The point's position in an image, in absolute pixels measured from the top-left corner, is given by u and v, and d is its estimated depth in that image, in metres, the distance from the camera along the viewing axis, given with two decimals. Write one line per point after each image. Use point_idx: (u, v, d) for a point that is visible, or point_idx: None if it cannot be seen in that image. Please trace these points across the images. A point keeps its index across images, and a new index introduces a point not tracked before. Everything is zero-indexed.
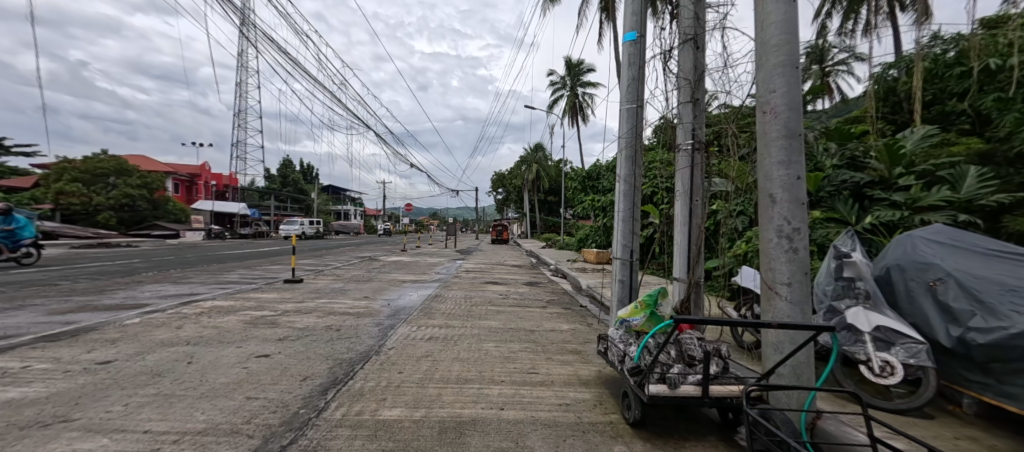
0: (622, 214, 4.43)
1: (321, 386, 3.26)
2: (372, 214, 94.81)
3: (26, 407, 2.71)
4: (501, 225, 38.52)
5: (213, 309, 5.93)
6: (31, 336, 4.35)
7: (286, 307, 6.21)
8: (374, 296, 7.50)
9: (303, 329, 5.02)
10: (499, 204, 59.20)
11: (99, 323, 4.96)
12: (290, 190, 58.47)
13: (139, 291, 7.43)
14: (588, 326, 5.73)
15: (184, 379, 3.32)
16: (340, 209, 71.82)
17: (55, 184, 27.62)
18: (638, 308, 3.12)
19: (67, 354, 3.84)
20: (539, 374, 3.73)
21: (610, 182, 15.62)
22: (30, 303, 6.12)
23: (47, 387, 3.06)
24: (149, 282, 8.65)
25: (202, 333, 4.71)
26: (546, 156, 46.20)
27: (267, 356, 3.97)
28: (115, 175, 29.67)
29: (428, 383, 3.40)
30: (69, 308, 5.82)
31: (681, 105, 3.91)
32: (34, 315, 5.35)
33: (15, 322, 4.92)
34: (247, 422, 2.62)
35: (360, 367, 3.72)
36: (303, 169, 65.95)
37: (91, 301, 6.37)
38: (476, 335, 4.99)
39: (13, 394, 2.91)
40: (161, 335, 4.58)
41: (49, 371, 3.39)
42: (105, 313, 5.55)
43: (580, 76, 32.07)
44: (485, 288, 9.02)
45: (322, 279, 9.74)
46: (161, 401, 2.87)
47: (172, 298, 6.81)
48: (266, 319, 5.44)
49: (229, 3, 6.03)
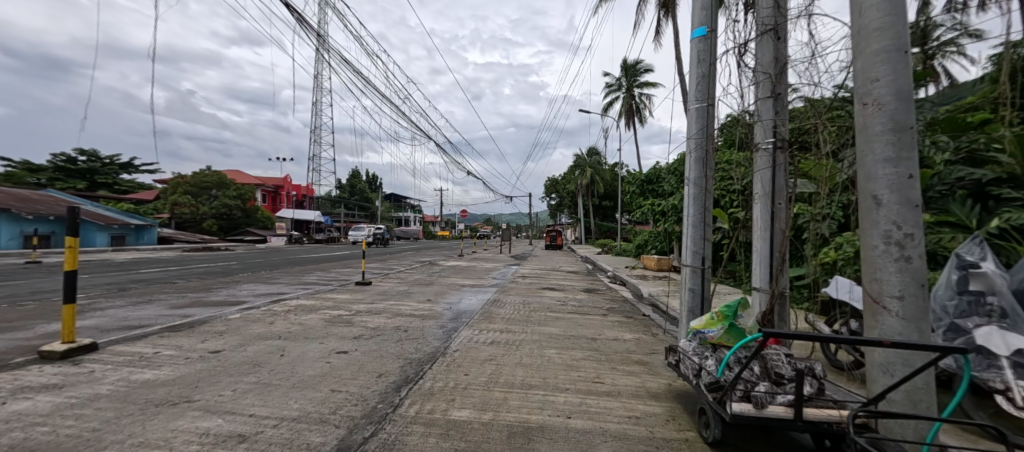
0: (691, 219, 4.20)
1: (395, 383, 3.45)
2: (427, 220, 98.70)
3: (159, 387, 3.19)
4: (554, 232, 38.25)
5: (298, 308, 6.54)
6: (158, 326, 5.10)
7: (359, 308, 6.69)
8: (436, 299, 7.81)
9: (375, 328, 5.37)
10: (551, 211, 59.21)
11: (209, 317, 5.71)
12: (357, 198, 63.22)
13: (237, 290, 8.43)
14: (652, 336, 5.49)
15: (276, 371, 3.67)
16: (400, 216, 76.14)
17: (171, 197, 32.40)
18: (714, 320, 2.93)
19: (186, 343, 4.45)
20: (604, 384, 3.62)
21: (670, 186, 14.92)
22: (156, 298, 7.21)
23: (173, 371, 3.57)
24: (244, 282, 9.78)
25: (289, 329, 5.21)
26: (599, 160, 45.48)
27: (346, 353, 4.29)
28: (216, 188, 33.95)
29: (494, 387, 3.45)
30: (184, 304, 6.75)
31: (759, 100, 3.64)
32: (160, 309, 6.29)
33: (147, 314, 5.83)
34: (333, 412, 2.85)
35: (429, 367, 3.88)
36: (369, 179, 71.10)
37: (200, 298, 7.34)
38: (537, 341, 4.99)
39: (150, 375, 3.44)
40: (257, 329, 5.15)
41: (173, 357, 3.95)
42: (212, 309, 6.35)
43: (637, 76, 31.17)
44: (542, 294, 9.01)
45: (388, 282, 10.34)
46: (261, 389, 3.22)
47: (263, 296, 7.65)
48: (341, 318, 5.89)
49: (311, 30, 6.69)
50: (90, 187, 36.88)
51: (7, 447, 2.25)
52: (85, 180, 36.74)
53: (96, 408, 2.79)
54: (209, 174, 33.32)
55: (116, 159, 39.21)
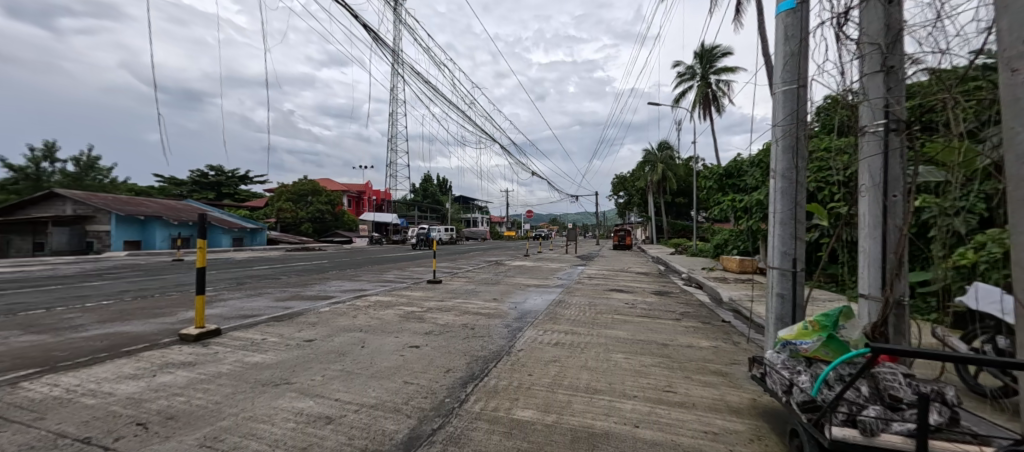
0: (779, 216, 3.75)
1: (461, 379, 3.58)
2: (495, 221, 101.55)
3: (265, 369, 3.69)
4: (623, 231, 36.85)
5: (377, 303, 7.12)
6: (266, 316, 5.92)
7: (430, 305, 7.08)
8: (502, 298, 7.98)
9: (444, 325, 5.64)
10: (619, 209, 57.11)
11: (305, 309, 6.47)
12: (429, 201, 67.13)
13: (327, 286, 9.45)
14: (733, 345, 5.00)
15: (358, 360, 4.03)
16: (468, 217, 79.29)
17: (277, 204, 37.50)
18: (808, 330, 2.58)
19: (286, 332, 5.10)
20: (677, 394, 3.38)
21: (755, 179, 13.49)
22: (264, 292, 8.38)
23: (276, 355, 4.11)
24: (332, 279, 10.92)
25: (369, 322, 5.70)
26: (672, 155, 42.81)
27: (417, 347, 4.57)
28: (312, 195, 38.45)
29: (557, 388, 3.42)
30: (286, 297, 7.75)
31: (864, 77, 3.12)
32: (267, 301, 7.29)
33: (258, 305, 6.79)
34: (406, 402, 3.05)
35: (494, 365, 3.96)
36: (440, 183, 75.19)
37: (298, 292, 8.35)
38: (604, 345, 4.83)
39: (259, 358, 4.00)
40: (343, 321, 5.71)
41: (277, 343, 4.55)
42: (307, 302, 7.20)
43: (713, 62, 28.76)
44: (609, 296, 8.72)
45: (457, 280, 10.81)
46: (345, 376, 3.56)
47: (349, 292, 8.47)
48: (414, 314, 6.30)
49: (386, 47, 7.26)
50: (217, 197, 44.12)
51: (156, 412, 2.80)
52: (215, 191, 44.08)
53: (218, 383, 3.32)
54: (306, 183, 37.88)
55: (236, 173, 46.35)
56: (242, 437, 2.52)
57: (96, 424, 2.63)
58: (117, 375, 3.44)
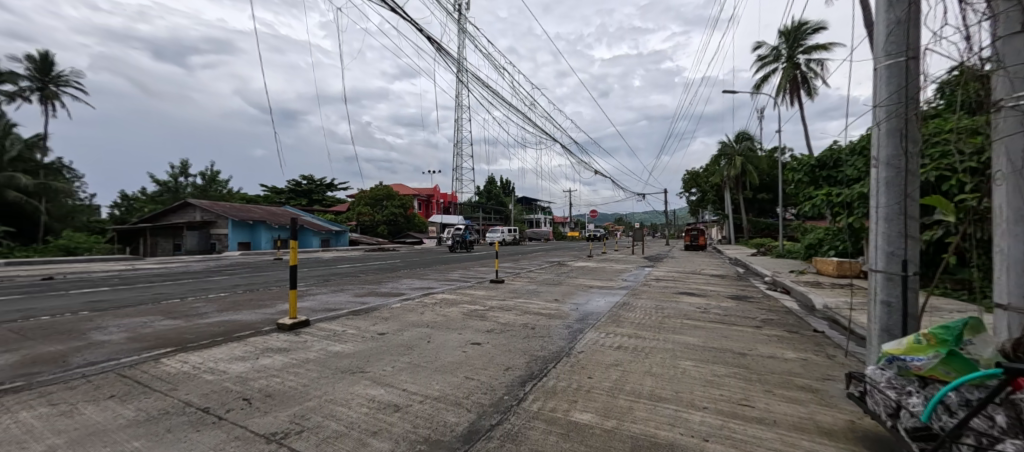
0: (883, 211, 3.21)
1: (520, 378, 3.62)
2: (558, 222, 101.05)
3: (344, 358, 4.08)
4: (696, 230, 34.37)
5: (442, 301, 7.49)
6: (347, 310, 6.55)
7: (492, 304, 7.27)
8: (563, 299, 7.91)
9: (505, 324, 5.75)
10: (692, 207, 53.37)
11: (379, 305, 7.03)
12: (493, 203, 68.86)
13: (399, 283, 10.17)
14: (827, 359, 4.39)
15: (424, 354, 4.28)
16: (531, 218, 79.97)
17: (358, 208, 41.27)
18: (922, 344, 2.15)
19: (363, 325, 5.59)
20: (754, 408, 3.06)
21: (856, 169, 11.75)
22: (346, 288, 9.28)
23: (354, 346, 4.52)
24: (404, 277, 11.73)
25: (435, 319, 6.01)
26: (752, 146, 38.95)
27: (479, 344, 4.71)
28: (387, 199, 41.70)
29: (618, 393, 3.29)
30: (364, 293, 8.49)
31: (999, 41, 2.53)
32: (348, 296, 8.06)
33: (340, 300, 7.53)
34: (467, 397, 3.17)
35: (553, 366, 3.95)
36: (503, 185, 76.77)
37: (374, 289, 9.11)
38: (670, 351, 4.55)
39: (339, 348, 4.43)
40: (412, 317, 6.10)
41: (355, 335, 5.01)
42: (381, 298, 7.81)
43: (802, 40, 25.64)
44: (679, 299, 8.19)
45: (519, 280, 10.96)
46: (412, 369, 3.81)
47: (418, 289, 9.03)
48: (477, 312, 6.51)
49: (450, 56, 7.62)
50: (309, 203, 49.68)
51: (258, 391, 3.25)
52: (308, 199, 49.82)
53: (306, 368, 3.76)
54: (382, 189, 41.19)
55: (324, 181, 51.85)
56: (324, 418, 2.83)
57: (214, 397, 3.12)
58: (230, 356, 4.06)
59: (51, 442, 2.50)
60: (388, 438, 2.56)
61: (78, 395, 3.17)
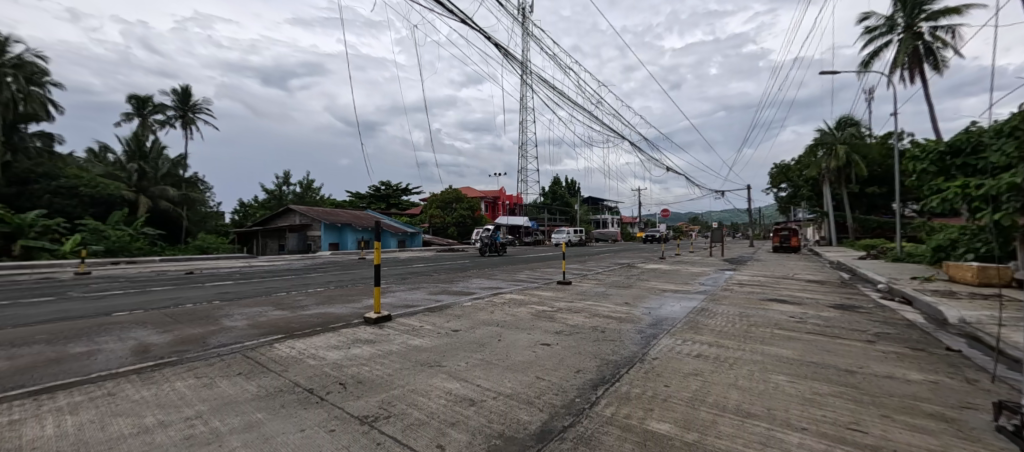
0: None
1: (591, 381, 3.55)
2: (626, 222, 97.34)
3: (422, 351, 4.36)
4: (787, 230, 30.87)
5: (511, 301, 7.63)
6: (422, 307, 6.99)
7: (560, 305, 7.23)
8: (634, 302, 7.61)
9: (574, 326, 5.69)
10: (782, 205, 47.99)
11: (452, 303, 7.39)
12: (559, 203, 68.68)
13: (470, 282, 10.60)
14: (965, 383, 3.66)
15: (495, 352, 4.41)
16: (598, 219, 78.21)
17: (430, 211, 43.85)
18: None
19: (438, 321, 5.92)
20: (867, 434, 2.66)
21: (1004, 155, 9.64)
22: (422, 286, 9.91)
23: (430, 341, 4.81)
24: (473, 276, 12.19)
25: (504, 318, 6.16)
26: (857, 133, 33.98)
27: (548, 345, 4.73)
28: (456, 202, 43.77)
29: (699, 405, 3.08)
30: (437, 291, 8.99)
31: None
32: (423, 293, 8.59)
33: (416, 297, 8.06)
34: (538, 396, 3.20)
35: (625, 371, 3.82)
36: (568, 185, 76.13)
37: (447, 287, 9.59)
38: (758, 362, 4.15)
39: (417, 342, 4.75)
40: (482, 315, 6.32)
41: (431, 331, 5.33)
42: (453, 296, 8.19)
43: (924, 6, 21.78)
44: (767, 306, 7.40)
45: (587, 282, 10.78)
46: (484, 365, 3.94)
47: (487, 289, 9.32)
48: (545, 313, 6.52)
49: (514, 59, 7.76)
50: (387, 207, 53.97)
51: (351, 377, 3.62)
52: (386, 203, 54.19)
53: (389, 359, 4.09)
54: (451, 192, 43.34)
55: (400, 187, 55.98)
56: (407, 406, 3.06)
57: (315, 380, 3.55)
58: (327, 344, 4.57)
59: (199, 408, 3.05)
60: (465, 429, 2.69)
61: (216, 370, 3.82)
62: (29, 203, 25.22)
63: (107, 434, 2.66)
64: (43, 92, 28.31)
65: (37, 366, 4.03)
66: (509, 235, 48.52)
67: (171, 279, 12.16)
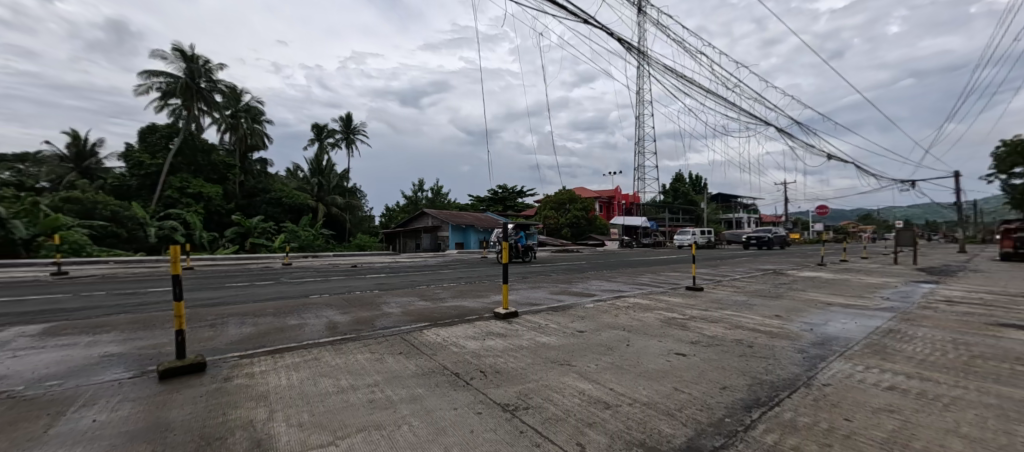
0: None
1: (742, 401, 3.17)
2: (766, 222, 83.95)
3: (551, 349, 4.50)
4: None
5: (635, 305, 7.30)
6: (546, 305, 7.22)
7: (693, 313, 6.63)
8: (788, 316, 6.50)
9: (712, 337, 5.15)
10: (1014, 195, 35.22)
11: (574, 303, 7.44)
12: (681, 201, 63.17)
13: (589, 284, 10.52)
14: None
15: (625, 357, 4.28)
16: (729, 217, 69.28)
17: (544, 212, 45.01)
18: None
19: (563, 321, 6.03)
20: None
21: None
22: (542, 285, 10.21)
23: (558, 339, 4.93)
24: (593, 278, 12.05)
25: (631, 323, 5.93)
26: None
27: (684, 355, 4.39)
28: (569, 202, 44.19)
29: (897, 450, 2.47)
30: (558, 291, 9.14)
31: None
32: (545, 293, 8.84)
33: (539, 296, 8.36)
34: (680, 409, 3.00)
35: (786, 395, 3.29)
36: (692, 181, 69.35)
37: (567, 288, 9.69)
38: (992, 407, 3.12)
39: (545, 339, 4.91)
40: (607, 318, 6.20)
41: (558, 329, 5.46)
42: (575, 297, 8.22)
43: None
44: (999, 333, 5.50)
45: (722, 289, 9.64)
46: (616, 369, 3.87)
47: (608, 291, 9.10)
48: (677, 321, 6.06)
49: (635, 52, 7.46)
50: (504, 209, 57.30)
51: (490, 366, 3.95)
52: (503, 205, 57.57)
53: (521, 353, 4.34)
54: (565, 193, 43.89)
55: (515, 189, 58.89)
56: (544, 400, 3.19)
57: (461, 365, 3.98)
58: (466, 334, 5.08)
59: (375, 378, 3.71)
60: (603, 432, 2.68)
61: (384, 348, 4.60)
62: (255, 210, 34.28)
63: (319, 389, 3.44)
64: (263, 128, 37.89)
65: (271, 332, 5.46)
66: (625, 235, 46.58)
67: (344, 271, 15.15)
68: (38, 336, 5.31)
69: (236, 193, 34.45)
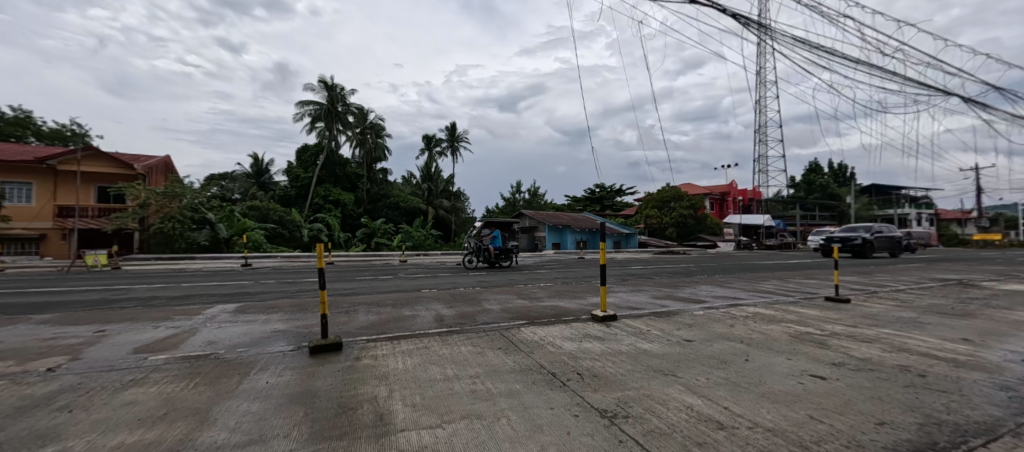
0: None
1: (911, 443, 2.52)
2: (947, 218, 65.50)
3: (654, 357, 4.20)
4: None
5: (756, 316, 6.37)
6: (648, 310, 6.78)
7: (835, 329, 5.51)
8: (985, 341, 4.95)
9: (864, 359, 4.21)
10: None
11: (680, 310, 6.84)
12: (817, 195, 53.27)
13: (698, 289, 9.54)
14: None
15: (743, 373, 3.78)
16: (889, 213, 55.97)
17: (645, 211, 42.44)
18: None
19: (667, 327, 5.60)
20: None
21: None
22: (643, 289, 9.60)
23: (661, 347, 4.60)
24: (703, 283, 10.93)
25: (750, 335, 5.20)
26: None
27: (823, 378, 3.68)
28: (674, 200, 41.00)
29: None
30: (662, 296, 8.49)
31: None
32: (646, 297, 8.31)
33: (639, 299, 7.90)
34: (817, 442, 2.52)
35: (982, 444, 2.51)
36: (834, 171, 57.83)
37: (672, 293, 8.94)
38: None
39: (647, 346, 4.62)
40: (720, 328, 5.55)
41: (661, 337, 5.09)
42: (682, 303, 7.55)
43: None
44: None
45: (879, 302, 7.80)
46: (732, 387, 3.43)
47: (722, 299, 8.12)
48: (813, 337, 5.11)
49: (753, 27, 6.56)
50: (601, 208, 55.91)
51: (587, 369, 3.87)
52: (600, 205, 56.11)
53: (621, 359, 4.15)
54: (669, 190, 40.96)
55: (614, 188, 56.92)
56: (646, 411, 2.99)
57: (558, 365, 3.99)
58: (563, 335, 5.07)
59: (477, 370, 3.95)
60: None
61: (486, 342, 4.86)
62: (378, 214, 39.55)
63: (429, 376, 3.79)
64: (385, 142, 43.42)
65: (389, 321, 6.22)
66: (743, 236, 41.18)
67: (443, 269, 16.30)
68: (233, 313, 6.96)
69: (365, 199, 40.21)
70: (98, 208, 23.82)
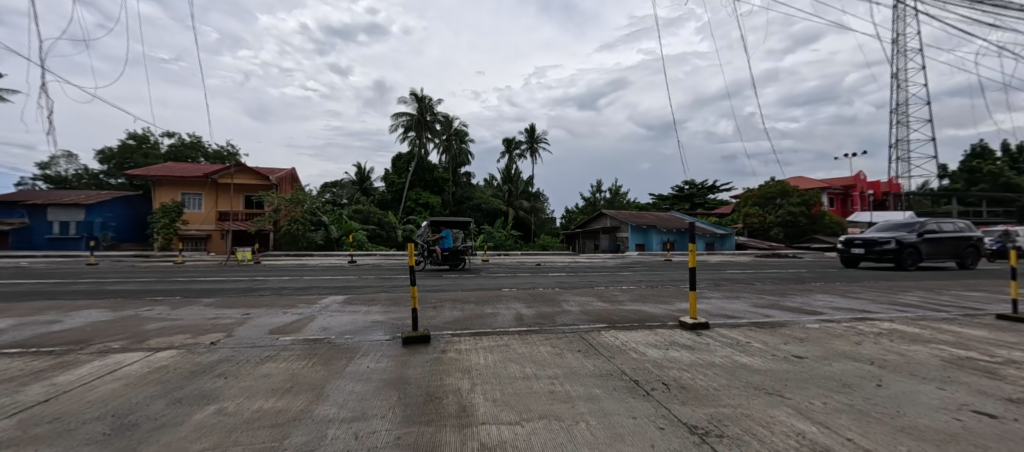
0: None
1: None
2: None
3: (755, 373, 3.73)
4: None
5: (893, 333, 5.28)
6: (747, 320, 6.06)
7: (1013, 356, 4.31)
8: None
9: None
10: None
11: (788, 321, 5.99)
12: (986, 187, 42.29)
13: (812, 299, 8.25)
14: None
15: (875, 401, 3.15)
16: None
17: (744, 209, 38.15)
18: None
19: (771, 340, 4.94)
20: None
21: None
22: (741, 296, 8.61)
23: (764, 363, 4.06)
24: (819, 291, 9.42)
25: (884, 356, 4.31)
26: None
27: (995, 417, 2.89)
28: (780, 197, 36.29)
29: None
30: (765, 304, 7.51)
31: None
32: (745, 305, 7.43)
33: (736, 307, 7.11)
34: None
35: None
36: (1013, 155, 45.32)
37: (778, 301, 7.86)
38: None
39: (746, 360, 4.12)
40: (842, 346, 4.71)
41: (763, 350, 4.51)
42: (791, 314, 6.59)
43: None
44: None
45: None
46: (858, 415, 2.89)
47: (845, 311, 6.90)
48: (980, 364, 4.05)
49: None
50: (691, 207, 51.82)
51: (675, 380, 3.60)
52: (690, 203, 51.98)
53: (714, 372, 3.78)
54: (774, 185, 36.50)
55: (706, 185, 52.38)
56: (745, 433, 2.67)
57: (641, 373, 3.78)
58: (646, 341, 4.78)
59: (556, 371, 3.94)
60: None
61: (565, 344, 4.81)
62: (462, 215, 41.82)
63: (509, 373, 3.89)
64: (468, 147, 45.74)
65: (472, 317, 6.54)
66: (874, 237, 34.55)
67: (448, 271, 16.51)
68: (343, 303, 7.98)
69: (450, 202, 42.88)
70: (245, 213, 29.22)
